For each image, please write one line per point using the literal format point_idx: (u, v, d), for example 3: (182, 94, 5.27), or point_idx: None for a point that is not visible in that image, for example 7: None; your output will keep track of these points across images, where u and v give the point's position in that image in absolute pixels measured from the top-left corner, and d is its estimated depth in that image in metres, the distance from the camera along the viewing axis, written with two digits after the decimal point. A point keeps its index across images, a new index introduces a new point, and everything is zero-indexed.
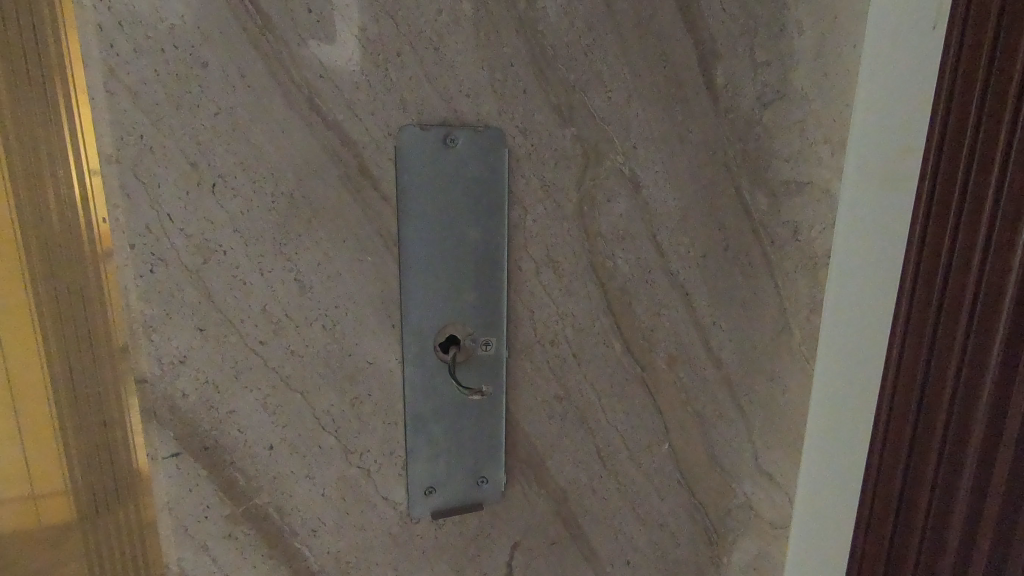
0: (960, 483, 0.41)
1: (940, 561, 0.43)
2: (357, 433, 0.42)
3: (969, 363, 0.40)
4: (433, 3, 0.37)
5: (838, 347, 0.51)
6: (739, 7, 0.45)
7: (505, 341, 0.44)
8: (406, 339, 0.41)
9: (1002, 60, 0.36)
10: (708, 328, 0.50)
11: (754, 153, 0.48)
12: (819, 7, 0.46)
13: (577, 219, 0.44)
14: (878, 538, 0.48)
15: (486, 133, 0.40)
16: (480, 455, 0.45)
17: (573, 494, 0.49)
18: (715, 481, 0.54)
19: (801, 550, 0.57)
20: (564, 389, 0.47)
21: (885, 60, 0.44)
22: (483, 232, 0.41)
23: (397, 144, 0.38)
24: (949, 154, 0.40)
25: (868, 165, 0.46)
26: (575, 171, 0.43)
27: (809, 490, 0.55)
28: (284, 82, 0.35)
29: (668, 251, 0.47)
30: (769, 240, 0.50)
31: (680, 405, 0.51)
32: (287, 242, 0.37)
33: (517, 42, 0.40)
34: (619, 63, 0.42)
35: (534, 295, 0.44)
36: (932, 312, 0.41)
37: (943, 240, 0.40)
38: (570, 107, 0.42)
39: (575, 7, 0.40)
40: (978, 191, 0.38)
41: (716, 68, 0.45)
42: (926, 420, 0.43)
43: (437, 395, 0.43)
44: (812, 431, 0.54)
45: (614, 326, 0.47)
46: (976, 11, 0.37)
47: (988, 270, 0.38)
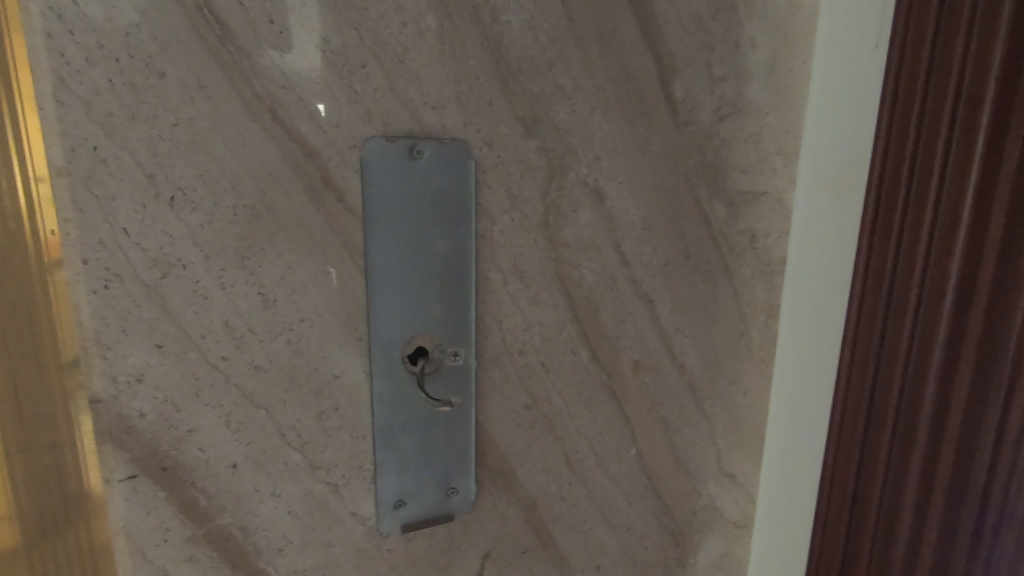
0: (909, 476, 0.44)
1: (893, 551, 0.46)
2: (323, 447, 0.41)
3: (915, 361, 0.42)
4: (398, 16, 0.37)
5: (795, 350, 0.53)
6: (696, 24, 0.46)
7: (473, 351, 0.44)
8: (374, 352, 0.41)
9: (937, 80, 0.39)
10: (671, 334, 0.51)
11: (713, 164, 0.50)
12: (771, 25, 0.48)
13: (543, 230, 0.44)
14: (835, 534, 0.50)
15: (452, 144, 0.40)
16: (450, 466, 0.45)
17: (542, 502, 0.49)
18: (681, 484, 0.55)
19: (764, 548, 0.58)
20: (533, 397, 0.47)
21: (832, 77, 0.47)
22: (450, 243, 0.41)
23: (361, 155, 0.38)
24: (891, 167, 0.42)
25: (818, 176, 0.49)
26: (540, 182, 0.44)
27: (771, 489, 0.57)
28: (246, 93, 0.35)
29: (632, 260, 0.48)
30: (729, 248, 0.52)
31: (647, 411, 0.52)
32: (249, 256, 0.37)
33: (481, 55, 0.40)
34: (582, 77, 0.43)
35: (501, 305, 0.44)
36: (880, 314, 0.44)
37: (888, 247, 0.43)
38: (535, 119, 0.42)
39: (539, 22, 0.41)
40: (919, 201, 0.41)
41: (675, 82, 0.46)
42: (876, 418, 0.45)
43: (406, 407, 0.43)
44: (773, 432, 0.56)
45: (581, 334, 0.48)
46: (912, 35, 0.40)
47: (929, 274, 0.41)
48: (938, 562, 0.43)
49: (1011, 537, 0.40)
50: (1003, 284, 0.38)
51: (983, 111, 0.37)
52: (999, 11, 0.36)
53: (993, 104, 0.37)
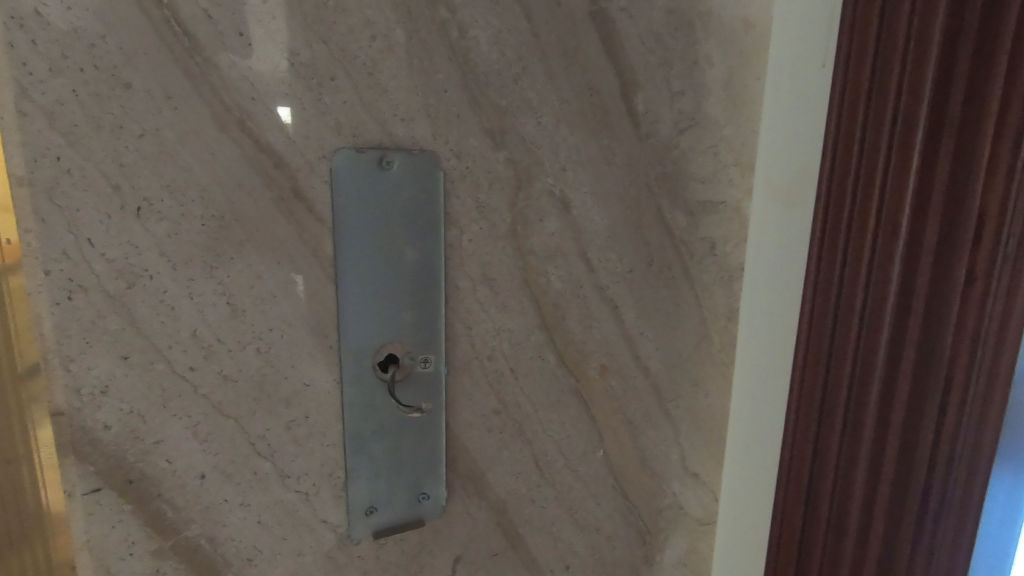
0: (858, 470, 0.46)
1: (844, 541, 0.48)
2: (293, 456, 0.41)
3: (861, 361, 0.45)
4: (366, 31, 0.38)
5: (753, 352, 0.56)
6: (656, 41, 0.48)
7: (443, 358, 0.45)
8: (344, 360, 0.41)
9: (877, 98, 0.42)
10: (635, 338, 0.53)
11: (674, 175, 0.52)
12: (727, 43, 0.51)
13: (510, 238, 0.46)
14: (791, 527, 0.52)
15: (421, 156, 0.41)
16: (421, 472, 0.46)
17: (512, 505, 0.50)
18: (647, 484, 0.57)
19: (726, 543, 0.61)
20: (502, 402, 0.48)
21: (783, 94, 0.50)
22: (420, 252, 0.42)
23: (330, 166, 0.39)
24: (838, 178, 0.45)
25: (772, 186, 0.52)
26: (508, 192, 0.45)
27: (732, 486, 0.59)
28: (214, 104, 0.35)
29: (597, 267, 0.50)
30: (689, 255, 0.54)
31: (613, 413, 0.54)
32: (218, 266, 0.37)
33: (449, 69, 0.41)
34: (547, 91, 0.45)
35: (471, 313, 0.45)
36: (830, 317, 0.47)
37: (836, 253, 0.46)
38: (502, 131, 0.44)
39: (505, 37, 0.42)
40: (862, 210, 0.44)
41: (636, 96, 0.48)
42: (828, 415, 0.48)
43: (376, 414, 0.43)
44: (734, 431, 0.59)
45: (548, 340, 0.49)
46: (855, 55, 0.43)
47: (873, 279, 0.44)
48: (883, 552, 0.46)
49: (949, 528, 0.43)
50: (938, 289, 0.40)
51: (917, 128, 0.40)
52: (929, 36, 0.39)
53: (926, 122, 0.40)
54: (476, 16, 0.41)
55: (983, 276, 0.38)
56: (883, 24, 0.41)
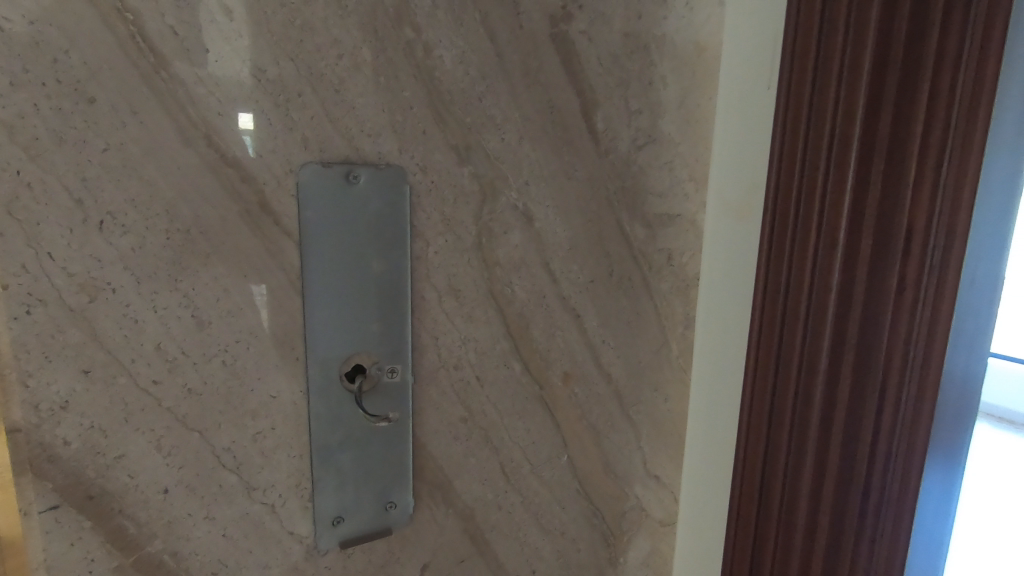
0: (805, 467, 0.49)
1: (794, 536, 0.51)
2: (260, 468, 0.41)
3: (806, 364, 0.48)
4: (333, 49, 0.39)
5: (709, 357, 0.58)
6: (613, 62, 0.51)
7: (410, 367, 0.46)
8: (311, 371, 0.42)
9: (816, 120, 0.45)
10: (597, 346, 0.55)
11: (632, 189, 0.54)
12: (681, 65, 0.53)
13: (475, 250, 0.47)
14: (746, 525, 0.54)
15: (387, 170, 0.42)
16: (388, 481, 0.46)
17: (479, 512, 0.51)
18: (610, 487, 0.59)
19: (687, 543, 0.63)
20: (469, 410, 0.49)
21: (733, 112, 0.53)
22: (387, 263, 0.43)
23: (297, 180, 0.39)
24: (782, 193, 0.48)
25: (724, 199, 0.55)
26: (473, 206, 0.46)
27: (692, 487, 0.62)
28: (180, 119, 0.35)
29: (560, 278, 0.51)
30: (648, 266, 0.56)
31: (577, 419, 0.55)
32: (183, 278, 0.37)
33: (415, 86, 0.42)
34: (510, 108, 0.46)
35: (437, 323, 0.46)
36: (777, 323, 0.50)
37: (782, 263, 0.49)
38: (467, 147, 0.45)
39: (469, 57, 0.44)
40: (805, 223, 0.47)
41: (595, 115, 0.51)
42: (777, 416, 0.51)
43: (343, 424, 0.44)
44: (692, 433, 0.61)
45: (513, 348, 0.50)
46: (795, 79, 0.46)
47: (816, 287, 0.47)
48: (830, 544, 0.48)
49: (889, 523, 0.45)
50: (873, 296, 0.44)
51: (852, 148, 0.43)
52: (860, 64, 0.42)
53: (859, 143, 0.43)
54: (441, 36, 0.43)
55: (913, 285, 0.42)
56: (819, 52, 0.45)
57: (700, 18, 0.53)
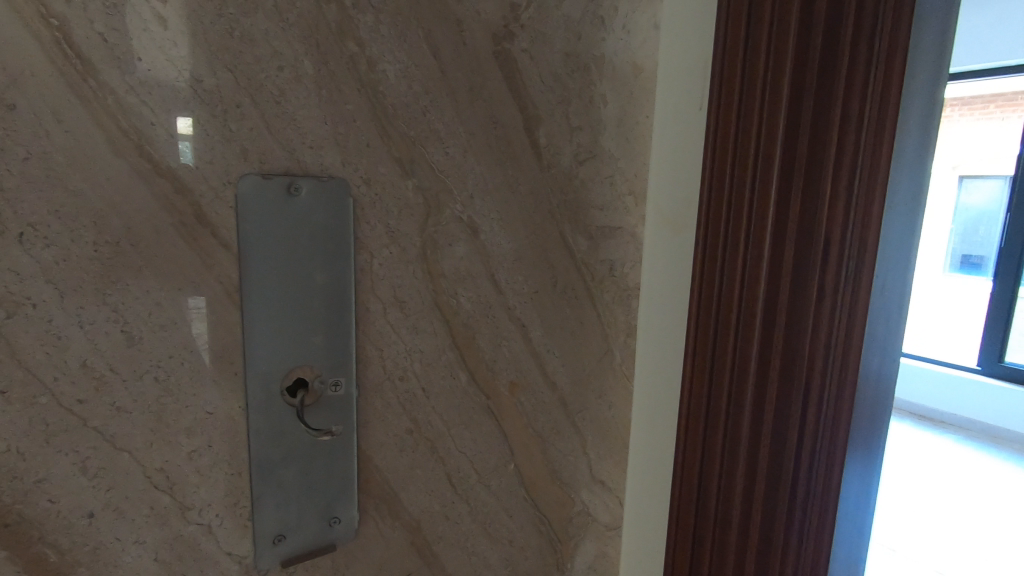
0: (738, 467, 0.52)
1: (729, 532, 0.53)
2: (195, 488, 0.40)
3: (737, 369, 0.51)
4: (274, 61, 0.39)
5: (650, 363, 0.61)
6: (555, 81, 0.52)
7: (354, 380, 0.45)
8: (250, 386, 0.41)
9: (742, 140, 0.48)
10: (543, 355, 0.56)
11: (575, 202, 0.56)
12: (619, 84, 0.56)
13: (420, 262, 0.47)
14: (686, 524, 0.57)
15: (330, 182, 0.42)
16: (332, 496, 0.46)
17: (426, 523, 0.51)
18: (556, 494, 0.60)
19: (631, 544, 0.65)
20: (414, 421, 0.49)
21: (668, 131, 0.56)
22: (331, 276, 0.43)
23: (236, 192, 0.39)
24: (714, 207, 0.51)
25: (662, 213, 0.58)
26: (417, 218, 0.47)
27: (636, 490, 0.64)
28: (109, 128, 0.34)
29: (505, 289, 0.52)
30: (591, 276, 0.58)
31: (523, 427, 0.56)
32: (112, 292, 0.35)
33: (358, 100, 0.42)
34: (454, 123, 0.47)
35: (382, 335, 0.46)
36: (711, 331, 0.52)
37: (715, 273, 0.52)
38: (411, 160, 0.45)
39: (413, 72, 0.44)
40: (734, 236, 0.50)
41: (538, 130, 0.52)
42: (712, 420, 0.53)
43: (285, 439, 0.43)
44: (635, 437, 0.63)
45: (459, 359, 0.51)
46: (723, 101, 0.49)
47: (745, 296, 0.50)
48: (762, 539, 0.51)
49: (815, 513, 0.49)
50: (796, 305, 0.47)
51: (774, 167, 0.47)
52: (780, 90, 0.46)
53: (781, 161, 0.46)
54: (384, 51, 0.43)
55: (831, 292, 0.45)
56: (744, 76, 0.48)
57: (636, 41, 0.55)
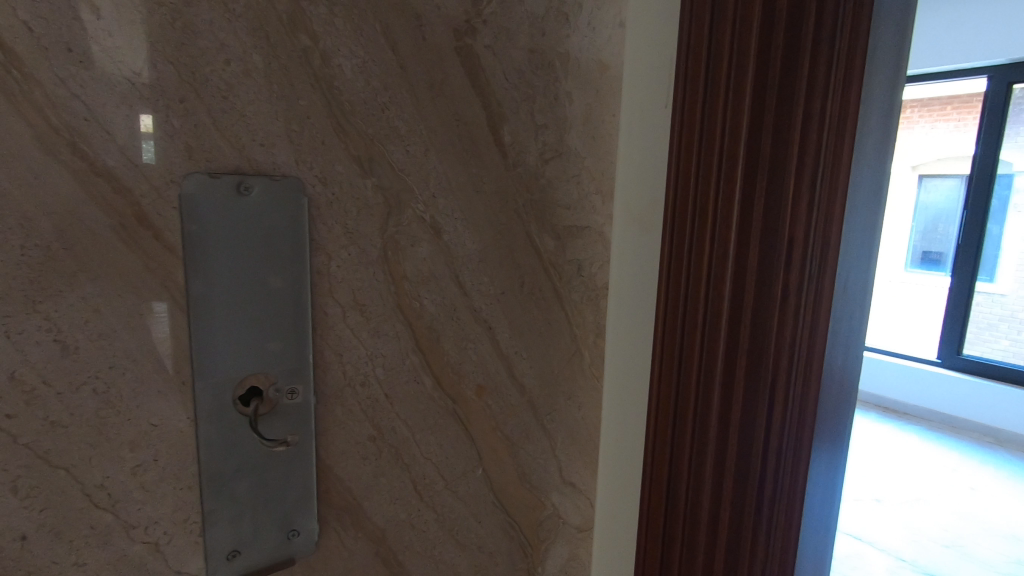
0: (707, 467, 0.51)
1: (699, 532, 0.53)
2: (140, 504, 0.38)
3: (704, 368, 0.50)
4: (220, 53, 0.37)
5: (620, 362, 0.60)
6: (519, 78, 0.51)
7: (312, 387, 0.44)
8: (199, 395, 0.39)
9: (707, 137, 0.48)
10: (510, 357, 0.55)
11: (542, 202, 0.55)
12: (584, 82, 0.55)
13: (381, 263, 0.46)
14: (655, 526, 0.56)
15: (283, 182, 0.40)
16: (290, 508, 0.44)
17: (391, 533, 0.50)
18: (526, 497, 0.59)
19: (603, 546, 0.65)
20: (377, 428, 0.48)
21: (635, 129, 0.56)
22: (285, 279, 0.41)
23: (180, 192, 0.37)
24: (679, 205, 0.50)
25: (630, 211, 0.57)
26: (378, 218, 0.45)
27: (606, 491, 0.63)
28: (37, 124, 0.32)
29: (470, 290, 0.51)
30: (558, 276, 0.57)
31: (491, 431, 0.55)
32: (44, 299, 0.33)
33: (312, 95, 0.41)
34: (415, 120, 0.46)
35: (341, 339, 0.45)
36: (678, 330, 0.52)
37: (681, 271, 0.51)
38: (370, 158, 0.44)
39: (370, 67, 0.43)
40: (700, 234, 0.49)
41: (502, 128, 0.51)
42: (680, 420, 0.53)
43: (238, 450, 0.41)
44: (605, 438, 0.63)
45: (423, 363, 0.49)
46: (687, 97, 0.49)
47: (711, 295, 0.49)
48: (731, 537, 0.51)
49: (782, 508, 0.50)
50: (761, 303, 0.47)
51: (738, 165, 0.46)
52: (744, 87, 0.45)
53: (745, 159, 0.46)
54: (340, 44, 0.41)
55: (794, 292, 0.46)
56: (708, 72, 0.47)
57: (602, 38, 0.55)
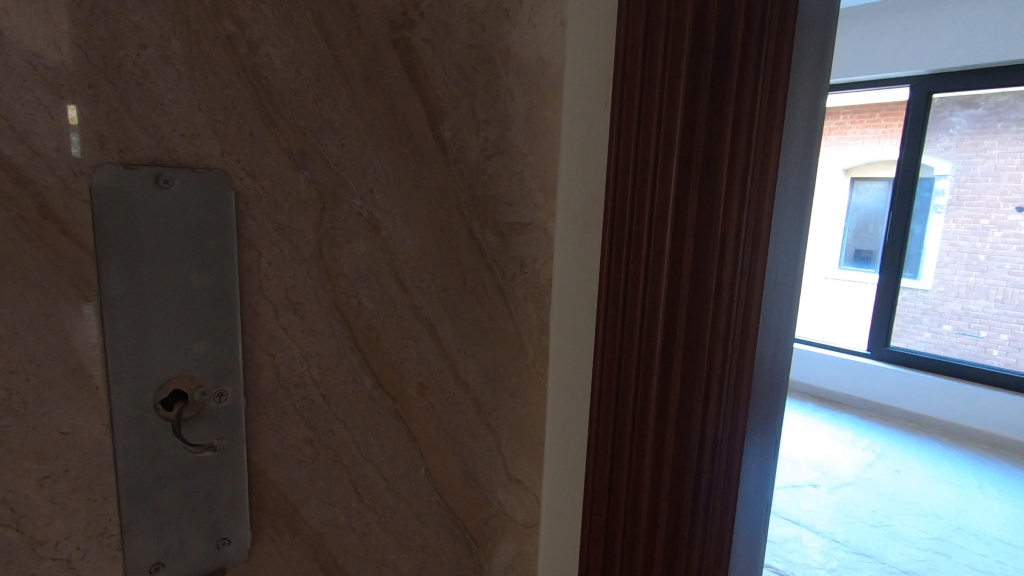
0: (646, 458, 0.53)
1: (639, 522, 0.54)
2: (49, 519, 0.35)
3: (642, 361, 0.52)
4: (134, 37, 0.35)
5: (563, 357, 0.61)
6: (459, 73, 0.51)
7: (241, 389, 0.42)
8: (115, 400, 0.37)
9: (643, 137, 0.49)
10: (453, 355, 0.55)
11: (483, 198, 0.55)
12: (525, 79, 0.55)
13: (316, 260, 0.44)
14: (599, 517, 0.57)
15: (207, 175, 0.38)
16: (220, 516, 0.42)
17: (330, 537, 0.48)
18: (471, 495, 0.59)
19: (548, 541, 0.65)
20: (314, 430, 0.46)
21: (576, 127, 0.57)
22: (211, 277, 0.39)
23: (91, 183, 0.34)
24: (619, 203, 0.52)
25: (571, 208, 0.58)
26: (311, 214, 0.44)
27: (552, 486, 0.64)
28: None
29: (411, 287, 0.51)
30: (501, 273, 0.57)
31: (434, 429, 0.54)
32: None
33: (238, 85, 0.39)
34: (351, 113, 0.44)
35: (273, 339, 0.43)
36: (619, 324, 0.53)
37: (621, 267, 0.52)
38: (302, 152, 0.43)
39: (301, 57, 0.41)
40: (638, 231, 0.51)
41: (442, 124, 0.50)
42: (621, 412, 0.54)
43: (160, 457, 0.39)
44: (550, 433, 0.64)
45: (363, 362, 0.48)
46: (625, 98, 0.50)
47: (649, 290, 0.50)
48: (669, 526, 0.52)
49: (717, 499, 0.51)
50: (696, 298, 0.48)
51: (673, 164, 0.48)
52: (677, 89, 0.47)
53: (679, 157, 0.47)
54: (268, 33, 0.40)
55: (728, 287, 0.47)
56: (645, 74, 0.48)
57: (542, 36, 0.55)
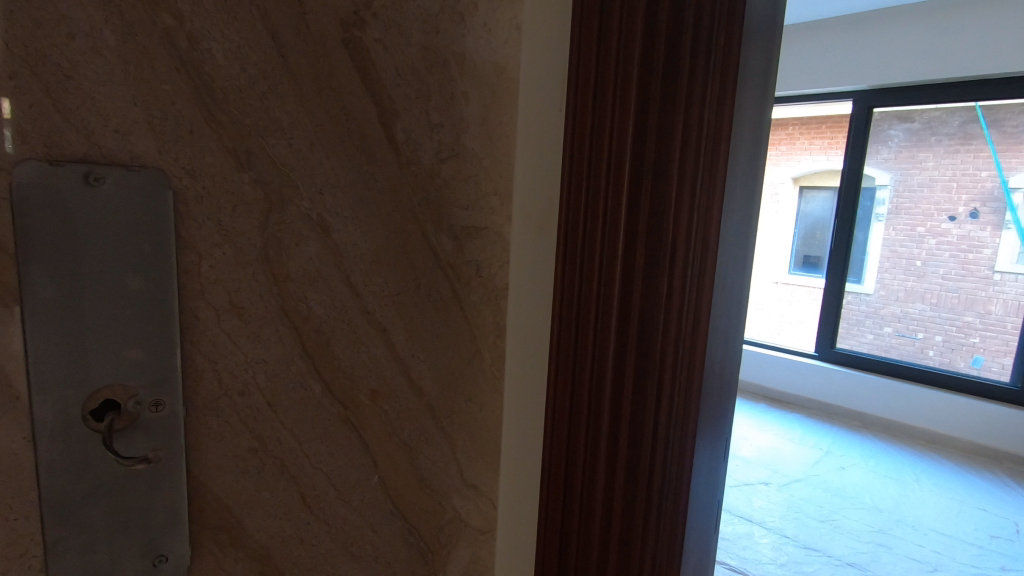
0: (600, 460, 0.53)
1: (593, 525, 0.54)
2: None
3: (596, 364, 0.52)
4: (61, 26, 0.33)
5: (520, 361, 0.61)
6: (412, 74, 0.50)
7: (180, 399, 0.40)
8: (39, 412, 0.35)
9: (597, 143, 0.50)
10: (407, 360, 0.54)
11: (438, 201, 0.54)
12: (480, 83, 0.55)
13: (262, 263, 0.43)
14: (554, 520, 0.57)
15: (142, 174, 0.37)
16: (156, 531, 0.40)
17: (276, 550, 0.47)
18: (425, 502, 0.58)
19: (505, 545, 0.65)
20: (259, 439, 0.45)
21: (531, 131, 0.57)
22: (146, 280, 0.38)
23: (11, 179, 0.32)
24: (573, 207, 0.52)
25: (527, 212, 0.58)
26: (256, 216, 0.42)
27: (508, 490, 0.64)
28: None
29: (362, 291, 0.49)
30: (456, 277, 0.57)
31: (386, 436, 0.53)
32: None
33: (177, 80, 0.37)
34: (298, 113, 0.43)
35: (215, 345, 0.41)
36: (573, 327, 0.53)
37: (576, 271, 0.52)
38: (246, 151, 0.41)
39: (245, 53, 0.40)
40: (591, 236, 0.51)
41: (395, 126, 0.50)
42: (576, 415, 0.54)
43: (89, 471, 0.37)
44: (506, 437, 0.63)
45: (311, 368, 0.47)
46: (579, 103, 0.50)
47: (602, 293, 0.51)
48: (623, 527, 0.53)
49: (669, 500, 0.52)
50: (648, 302, 0.49)
51: (625, 169, 0.48)
52: (629, 96, 0.47)
53: (631, 163, 0.48)
54: (210, 27, 0.38)
55: (678, 291, 0.48)
56: (598, 81, 0.49)
57: (497, 41, 0.55)
